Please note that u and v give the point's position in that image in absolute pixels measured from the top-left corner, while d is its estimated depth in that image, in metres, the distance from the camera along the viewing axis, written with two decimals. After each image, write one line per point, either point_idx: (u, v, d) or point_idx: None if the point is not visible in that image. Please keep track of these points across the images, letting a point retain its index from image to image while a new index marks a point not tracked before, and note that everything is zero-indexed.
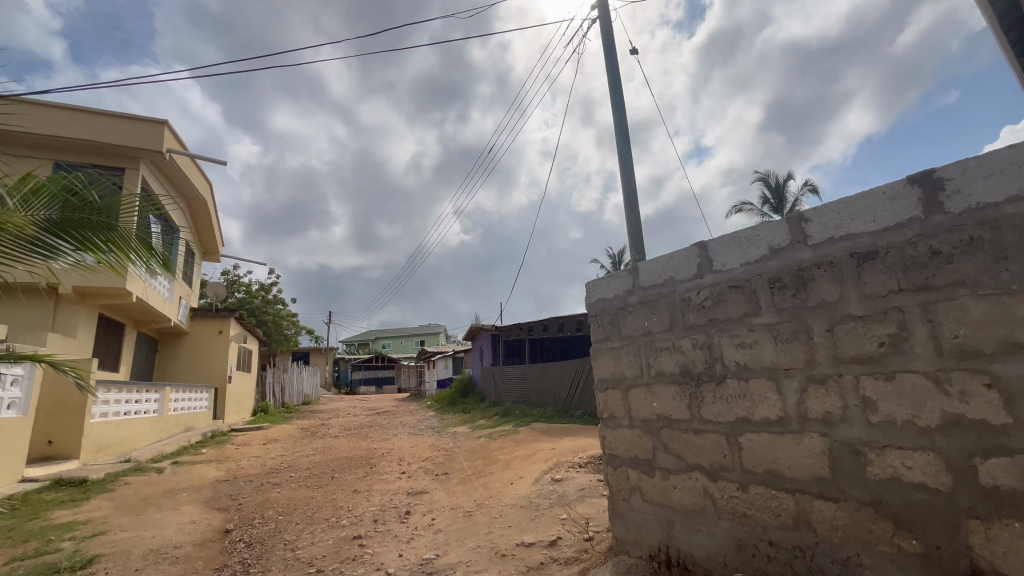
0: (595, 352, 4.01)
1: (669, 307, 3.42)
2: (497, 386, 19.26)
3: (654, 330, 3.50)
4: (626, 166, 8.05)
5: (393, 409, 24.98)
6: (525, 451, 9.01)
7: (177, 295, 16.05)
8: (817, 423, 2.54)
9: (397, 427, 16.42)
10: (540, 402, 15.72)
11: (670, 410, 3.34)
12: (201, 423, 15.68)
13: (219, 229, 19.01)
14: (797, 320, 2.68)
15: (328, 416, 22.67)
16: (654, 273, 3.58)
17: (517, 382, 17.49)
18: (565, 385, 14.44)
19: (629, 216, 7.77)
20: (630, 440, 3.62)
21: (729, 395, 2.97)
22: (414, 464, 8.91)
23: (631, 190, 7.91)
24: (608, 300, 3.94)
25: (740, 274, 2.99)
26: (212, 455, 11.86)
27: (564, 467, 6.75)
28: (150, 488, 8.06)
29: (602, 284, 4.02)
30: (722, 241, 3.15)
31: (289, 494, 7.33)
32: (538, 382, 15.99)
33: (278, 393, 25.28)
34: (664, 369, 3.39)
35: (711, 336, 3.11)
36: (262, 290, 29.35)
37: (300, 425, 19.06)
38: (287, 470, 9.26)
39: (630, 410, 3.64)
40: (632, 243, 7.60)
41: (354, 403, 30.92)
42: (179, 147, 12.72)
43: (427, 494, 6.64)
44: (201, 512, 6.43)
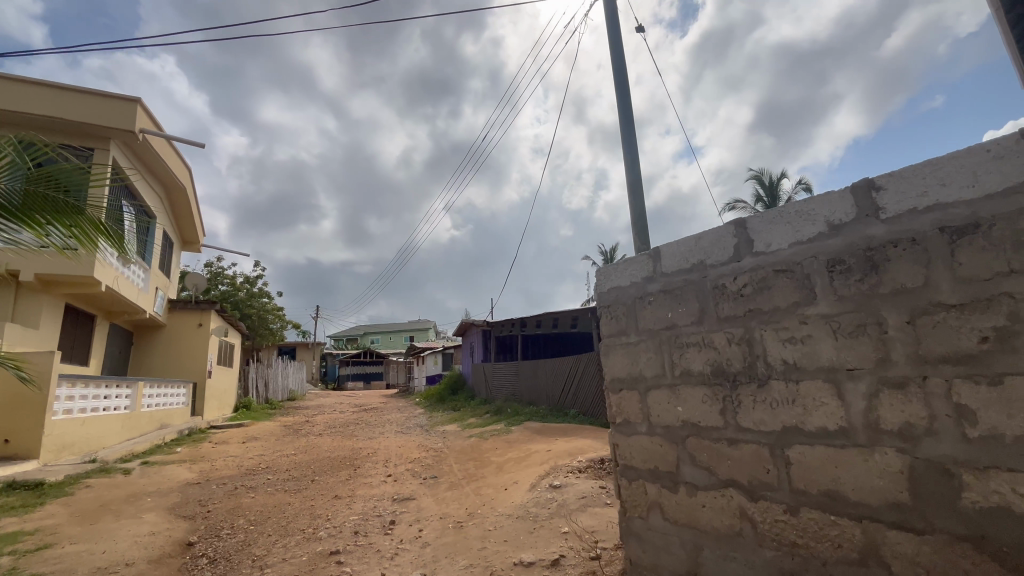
0: (607, 348, 3.52)
1: (698, 296, 2.93)
2: (488, 383, 18.78)
3: (680, 323, 3.01)
4: (631, 152, 7.56)
5: (381, 406, 24.38)
6: (518, 453, 8.52)
7: (153, 286, 15.30)
8: (892, 437, 2.08)
9: (383, 425, 15.83)
10: (533, 400, 15.22)
11: (699, 416, 2.86)
12: (177, 419, 14.97)
13: (199, 218, 18.24)
14: (865, 311, 2.21)
15: (313, 412, 22.02)
16: (680, 256, 3.09)
17: (509, 379, 16.99)
18: (559, 383, 13.96)
19: (634, 205, 7.30)
20: (649, 450, 3.14)
21: (774, 400, 2.50)
22: (401, 466, 8.37)
23: (636, 177, 7.43)
24: (623, 289, 3.46)
25: (789, 256, 2.51)
26: (186, 455, 11.20)
27: (562, 473, 6.27)
28: (112, 492, 7.42)
29: (616, 271, 3.53)
30: (765, 218, 2.67)
31: (264, 500, 6.75)
32: (531, 379, 15.49)
33: (261, 388, 24.53)
34: (691, 369, 2.91)
35: (752, 329, 2.63)
36: (246, 282, 28.47)
37: (283, 422, 18.41)
38: (264, 473, 8.65)
39: (649, 415, 3.15)
40: (637, 233, 7.13)
41: (340, 400, 30.22)
42: (154, 127, 12.00)
43: (414, 501, 6.12)
44: (164, 520, 5.84)
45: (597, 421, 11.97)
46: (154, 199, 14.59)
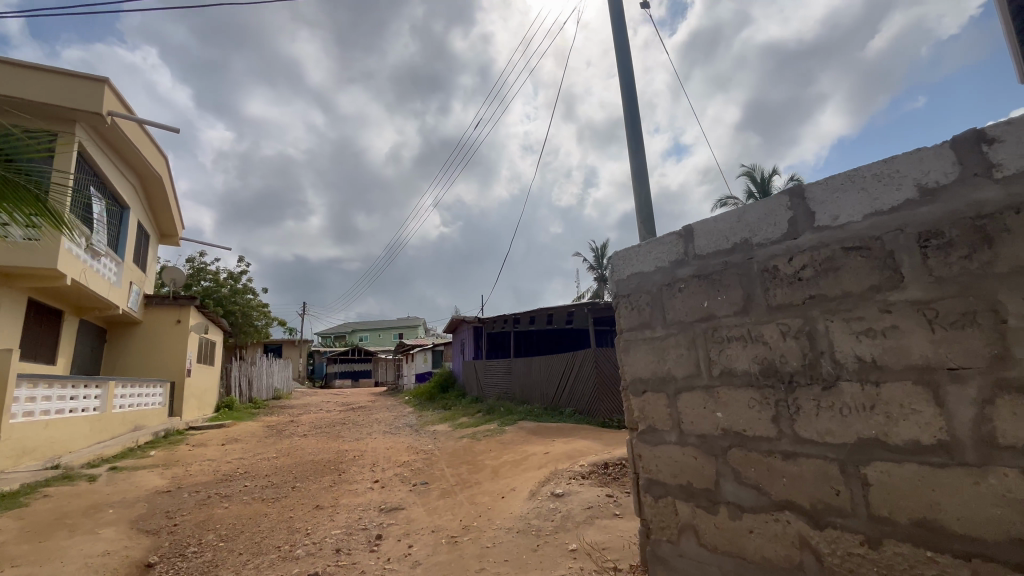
0: (626, 344, 3.05)
1: (742, 281, 2.47)
2: (480, 381, 18.31)
3: (719, 313, 2.55)
4: (635, 136, 7.12)
5: (369, 405, 23.79)
6: (514, 456, 8.05)
7: (127, 280, 14.53)
8: (1015, 454, 1.64)
9: (371, 425, 15.25)
10: (526, 399, 14.74)
11: (744, 424, 2.40)
12: (153, 421, 14.25)
13: (177, 210, 17.44)
14: (973, 296, 1.76)
15: (299, 412, 21.37)
16: (717, 235, 2.62)
17: (502, 378, 16.50)
18: (553, 381, 13.50)
19: (639, 192, 6.85)
20: (679, 463, 2.67)
21: (845, 405, 2.05)
22: (389, 472, 7.83)
23: (641, 163, 6.99)
24: (645, 275, 2.99)
25: (863, 229, 2.05)
26: (160, 458, 10.55)
27: (564, 479, 5.80)
28: (72, 502, 6.80)
29: (636, 255, 3.06)
30: (829, 185, 2.20)
31: (238, 510, 6.19)
32: (524, 377, 15.02)
33: (244, 387, 23.73)
34: (733, 368, 2.45)
35: (813, 320, 2.17)
36: (229, 278, 27.58)
37: (266, 421, 17.74)
38: (242, 479, 8.05)
39: (680, 422, 2.69)
40: (642, 221, 6.69)
41: (327, 399, 29.44)
42: (124, 110, 11.26)
43: (403, 512, 5.61)
44: (124, 537, 5.26)
45: (593, 420, 11.55)
46: (127, 188, 13.83)
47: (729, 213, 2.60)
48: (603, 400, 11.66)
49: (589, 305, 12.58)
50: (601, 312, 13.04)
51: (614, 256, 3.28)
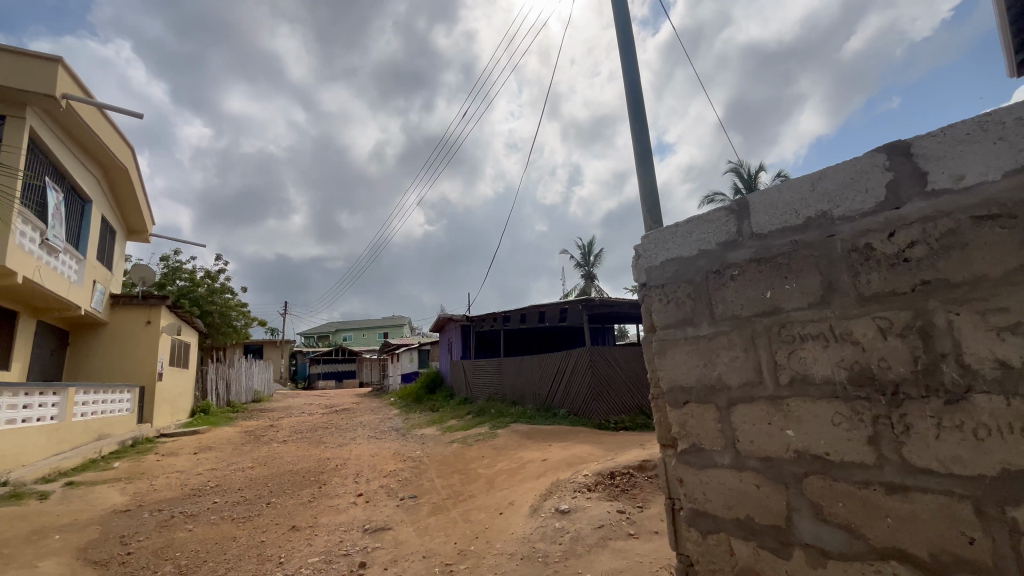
0: (661, 345, 2.52)
1: (820, 264, 1.95)
2: (468, 382, 17.72)
3: (787, 305, 2.04)
4: (638, 119, 6.63)
5: (354, 407, 23.00)
6: (509, 464, 7.51)
7: (91, 279, 13.61)
8: None
9: (355, 430, 14.56)
10: (517, 400, 14.22)
11: (826, 446, 1.89)
12: (120, 429, 13.36)
13: (145, 204, 16.45)
14: None
15: (280, 416, 20.51)
16: (784, 207, 2.10)
17: (491, 378, 15.95)
18: (546, 381, 13.00)
19: (643, 179, 6.38)
20: (735, 493, 2.15)
21: (982, 425, 1.55)
22: (374, 483, 7.22)
23: (644, 148, 6.50)
24: (684, 261, 2.47)
25: (1003, 192, 1.55)
26: (125, 471, 9.75)
27: (567, 493, 5.28)
28: (15, 526, 6.05)
29: (673, 238, 2.54)
30: (947, 139, 1.70)
31: (204, 533, 5.54)
32: (515, 378, 14.50)
33: (222, 390, 22.73)
34: (811, 374, 1.94)
35: (928, 313, 1.67)
36: (206, 277, 26.47)
37: (244, 427, 16.89)
38: (212, 495, 7.36)
39: (736, 441, 2.17)
40: (647, 210, 6.21)
41: (309, 401, 28.49)
42: (82, 94, 10.38)
43: (390, 533, 5.03)
44: (67, 570, 4.58)
45: (589, 422, 11.10)
46: (89, 179, 12.88)
47: (799, 180, 2.08)
48: (598, 401, 11.22)
49: (583, 302, 12.09)
50: (595, 309, 12.57)
51: (642, 240, 2.75)
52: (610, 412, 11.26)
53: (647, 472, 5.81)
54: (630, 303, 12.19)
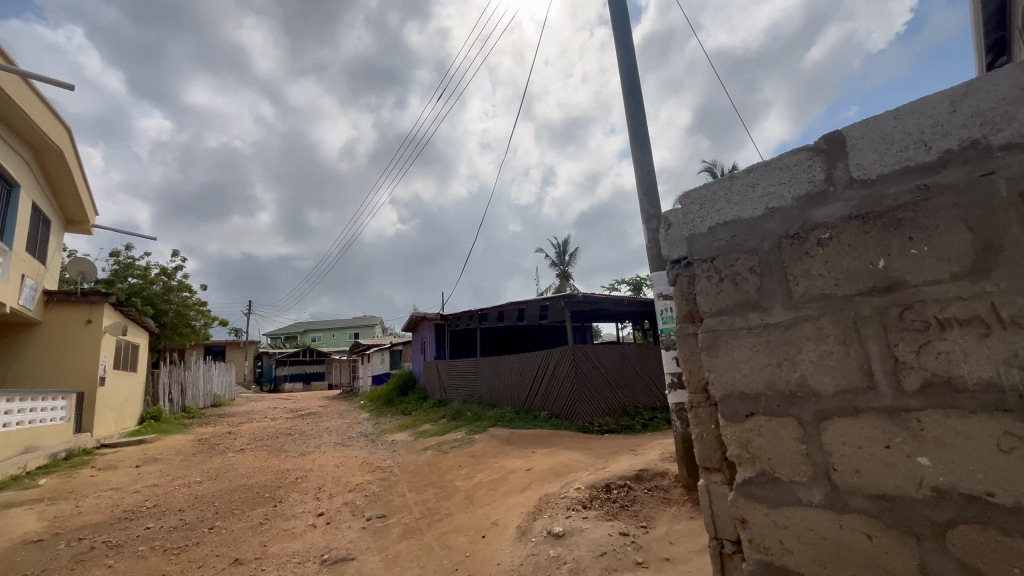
0: (712, 338, 1.89)
1: (969, 218, 1.35)
2: (443, 383, 16.93)
3: (914, 279, 1.43)
4: (632, 95, 6.07)
5: (322, 411, 21.83)
6: (489, 475, 6.82)
7: (20, 273, 12.20)
8: None
9: (321, 436, 13.56)
10: (495, 402, 13.53)
11: (986, 482, 1.29)
12: (53, 439, 12.00)
13: (86, 192, 14.99)
14: None
15: (240, 421, 19.19)
16: (904, 140, 1.49)
17: (467, 379, 15.21)
18: (525, 382, 12.36)
19: (639, 160, 5.85)
20: (832, 545, 1.54)
21: None
22: (338, 500, 6.40)
23: (640, 127, 5.95)
24: (744, 224, 1.85)
25: None
26: (50, 489, 8.56)
27: (559, 511, 4.62)
28: None
29: (727, 194, 1.91)
30: None
31: (129, 568, 4.64)
32: (493, 378, 13.80)
33: (176, 395, 21.17)
34: (960, 377, 1.34)
35: None
36: (161, 274, 24.70)
37: (198, 435, 15.58)
38: (147, 518, 6.40)
39: (831, 471, 1.55)
40: (643, 194, 5.75)
41: (272, 405, 26.94)
42: (6, 60, 9.19)
43: (353, 565, 4.27)
44: None
45: (572, 425, 10.52)
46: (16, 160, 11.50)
47: (926, 103, 1.48)
48: (582, 403, 10.65)
49: (565, 299, 11.48)
50: (578, 305, 12.01)
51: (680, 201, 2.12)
52: (594, 414, 10.73)
53: (646, 483, 5.22)
54: (614, 299, 11.69)
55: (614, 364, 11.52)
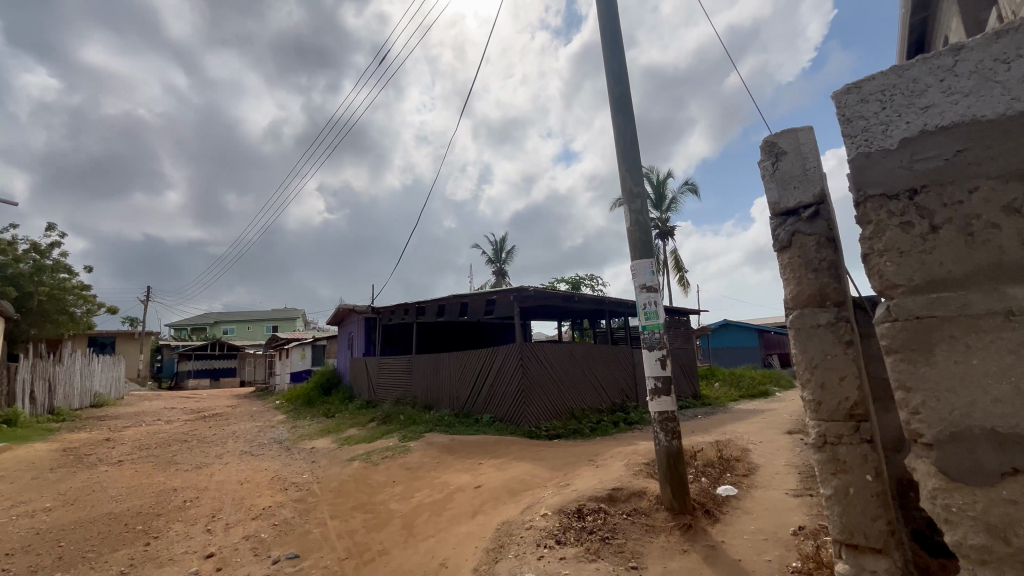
0: (939, 282, 1.63)
1: None
2: (373, 382, 15.49)
3: None
4: (614, 57, 5.31)
5: (230, 413, 19.31)
6: (432, 493, 5.82)
7: None
8: None
9: (225, 443, 11.68)
10: (431, 403, 12.39)
11: None
12: None
13: None
14: None
15: (124, 425, 16.32)
16: None
17: (401, 378, 13.90)
18: (466, 382, 11.33)
19: (621, 132, 5.11)
20: None
21: None
22: (236, 534, 5.03)
23: (623, 94, 5.21)
24: (981, 128, 1.61)
25: None
26: None
27: (527, 550, 3.71)
28: None
29: (945, 92, 1.66)
30: None
31: None
32: (429, 378, 12.65)
33: (42, 394, 17.65)
34: None
35: None
36: (31, 250, 20.61)
37: (63, 443, 12.84)
38: None
39: None
40: (625, 170, 5.02)
41: (168, 405, 23.51)
42: None
43: None
44: None
45: (518, 430, 9.69)
46: None
47: None
48: (529, 406, 9.83)
49: (515, 292, 10.58)
50: (526, 300, 11.18)
51: (842, 119, 1.84)
52: (541, 417, 9.96)
53: (622, 506, 4.46)
54: (564, 295, 10.99)
55: (562, 364, 10.86)
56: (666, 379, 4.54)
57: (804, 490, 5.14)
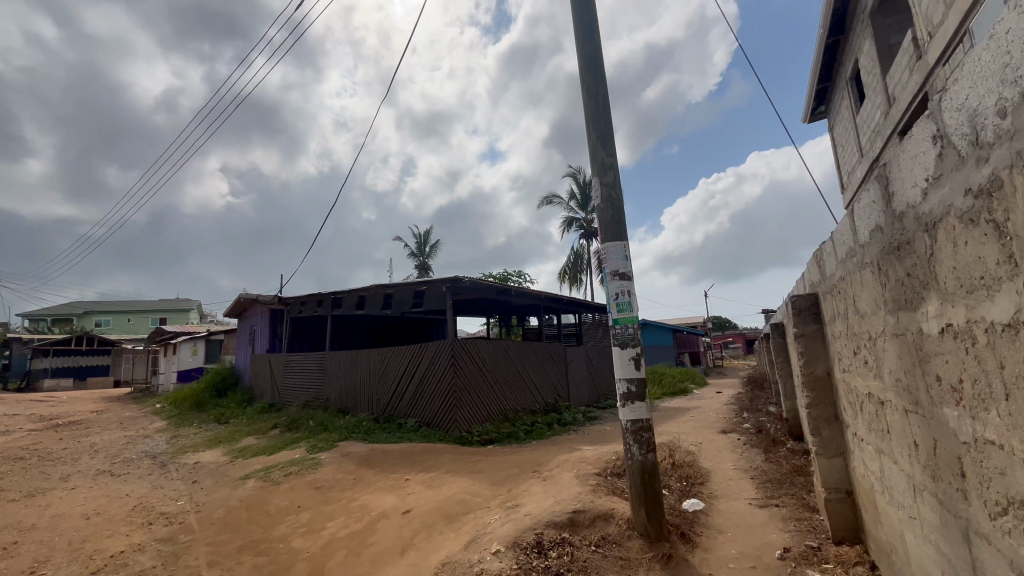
0: None
1: None
2: (278, 383, 13.63)
3: None
4: (583, 6, 4.57)
5: (95, 420, 16.14)
6: (348, 521, 4.73)
7: None
8: None
9: (76, 460, 9.40)
10: (347, 407, 10.99)
11: None
12: None
13: None
14: None
15: None
16: None
17: (312, 378, 12.26)
18: (388, 383, 10.11)
19: (592, 93, 4.39)
20: None
21: None
22: None
23: (593, 49, 4.49)
24: None
25: None
26: None
27: None
28: None
29: None
30: None
31: None
32: (345, 377, 11.22)
33: None
34: None
35: None
36: None
37: None
38: None
39: None
40: (595, 138, 4.29)
41: (10, 412, 19.25)
42: None
43: None
44: None
45: (446, 436, 8.72)
46: None
47: None
48: (460, 409, 8.89)
49: (447, 282, 9.59)
50: (459, 292, 10.23)
51: None
52: (471, 421, 9.07)
53: (587, 534, 3.75)
54: (499, 288, 10.21)
55: (495, 363, 10.06)
56: (640, 382, 3.87)
57: (767, 500, 4.77)
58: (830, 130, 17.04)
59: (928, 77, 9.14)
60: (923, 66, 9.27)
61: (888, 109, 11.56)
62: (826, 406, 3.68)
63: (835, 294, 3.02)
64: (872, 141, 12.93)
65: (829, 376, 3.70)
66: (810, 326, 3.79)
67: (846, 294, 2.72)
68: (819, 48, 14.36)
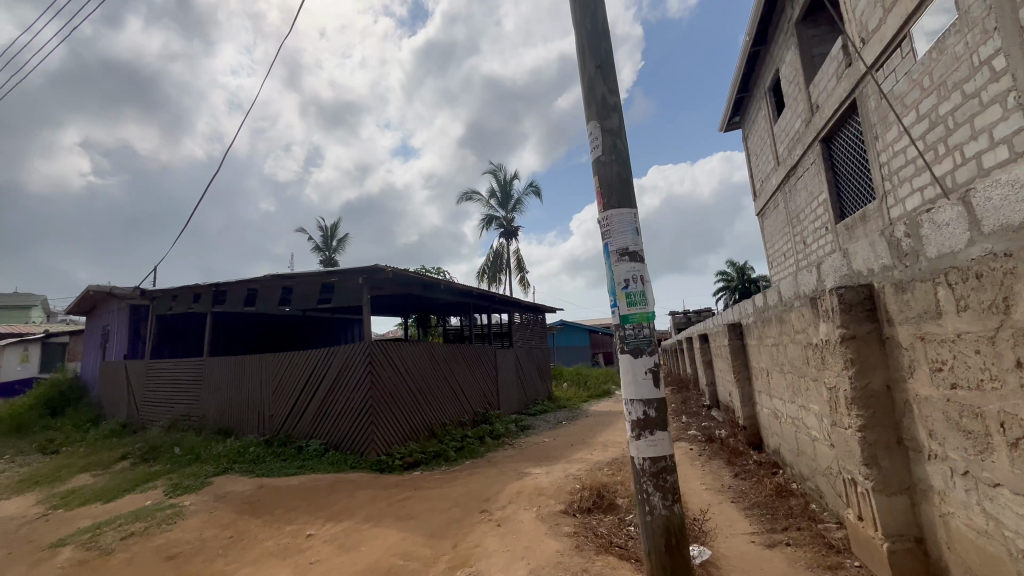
0: None
1: None
2: (137, 398, 10.82)
3: None
4: None
5: None
6: None
7: None
8: None
9: None
10: (230, 427, 8.81)
11: None
12: None
13: None
14: None
15: None
16: None
17: (183, 392, 9.80)
18: (285, 396, 8.18)
19: (589, 10, 3.24)
20: None
21: None
22: None
23: None
24: None
25: None
26: None
27: None
28: None
29: None
30: None
31: None
32: (227, 390, 9.02)
33: None
34: None
35: None
36: None
37: None
38: None
39: None
40: (595, 67, 3.13)
41: None
42: None
43: None
44: None
45: (360, 461, 7.09)
46: None
47: None
48: (378, 427, 7.31)
49: (364, 273, 7.94)
50: (378, 285, 8.60)
51: None
52: (390, 440, 7.51)
53: None
54: (425, 283, 8.74)
55: (419, 369, 8.56)
56: (661, 403, 2.77)
57: (772, 536, 3.94)
58: (745, 139, 17.75)
59: (859, 83, 9.32)
60: (853, 73, 9.47)
61: (810, 117, 11.94)
62: (885, 429, 2.86)
63: (959, 281, 2.16)
64: (791, 148, 13.39)
65: (887, 391, 2.90)
66: (865, 326, 2.95)
67: (1015, 277, 1.85)
68: (743, 56, 14.72)
